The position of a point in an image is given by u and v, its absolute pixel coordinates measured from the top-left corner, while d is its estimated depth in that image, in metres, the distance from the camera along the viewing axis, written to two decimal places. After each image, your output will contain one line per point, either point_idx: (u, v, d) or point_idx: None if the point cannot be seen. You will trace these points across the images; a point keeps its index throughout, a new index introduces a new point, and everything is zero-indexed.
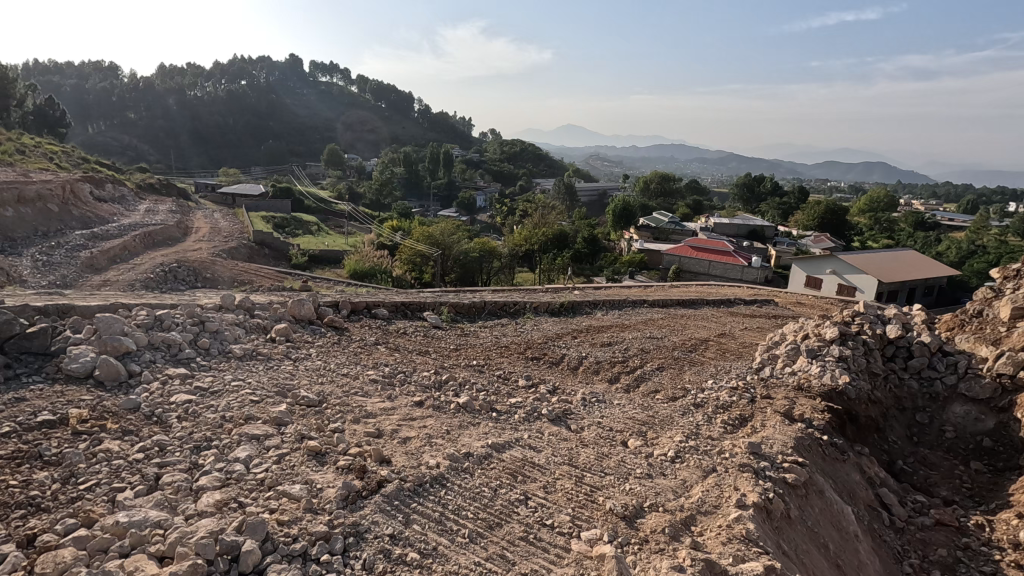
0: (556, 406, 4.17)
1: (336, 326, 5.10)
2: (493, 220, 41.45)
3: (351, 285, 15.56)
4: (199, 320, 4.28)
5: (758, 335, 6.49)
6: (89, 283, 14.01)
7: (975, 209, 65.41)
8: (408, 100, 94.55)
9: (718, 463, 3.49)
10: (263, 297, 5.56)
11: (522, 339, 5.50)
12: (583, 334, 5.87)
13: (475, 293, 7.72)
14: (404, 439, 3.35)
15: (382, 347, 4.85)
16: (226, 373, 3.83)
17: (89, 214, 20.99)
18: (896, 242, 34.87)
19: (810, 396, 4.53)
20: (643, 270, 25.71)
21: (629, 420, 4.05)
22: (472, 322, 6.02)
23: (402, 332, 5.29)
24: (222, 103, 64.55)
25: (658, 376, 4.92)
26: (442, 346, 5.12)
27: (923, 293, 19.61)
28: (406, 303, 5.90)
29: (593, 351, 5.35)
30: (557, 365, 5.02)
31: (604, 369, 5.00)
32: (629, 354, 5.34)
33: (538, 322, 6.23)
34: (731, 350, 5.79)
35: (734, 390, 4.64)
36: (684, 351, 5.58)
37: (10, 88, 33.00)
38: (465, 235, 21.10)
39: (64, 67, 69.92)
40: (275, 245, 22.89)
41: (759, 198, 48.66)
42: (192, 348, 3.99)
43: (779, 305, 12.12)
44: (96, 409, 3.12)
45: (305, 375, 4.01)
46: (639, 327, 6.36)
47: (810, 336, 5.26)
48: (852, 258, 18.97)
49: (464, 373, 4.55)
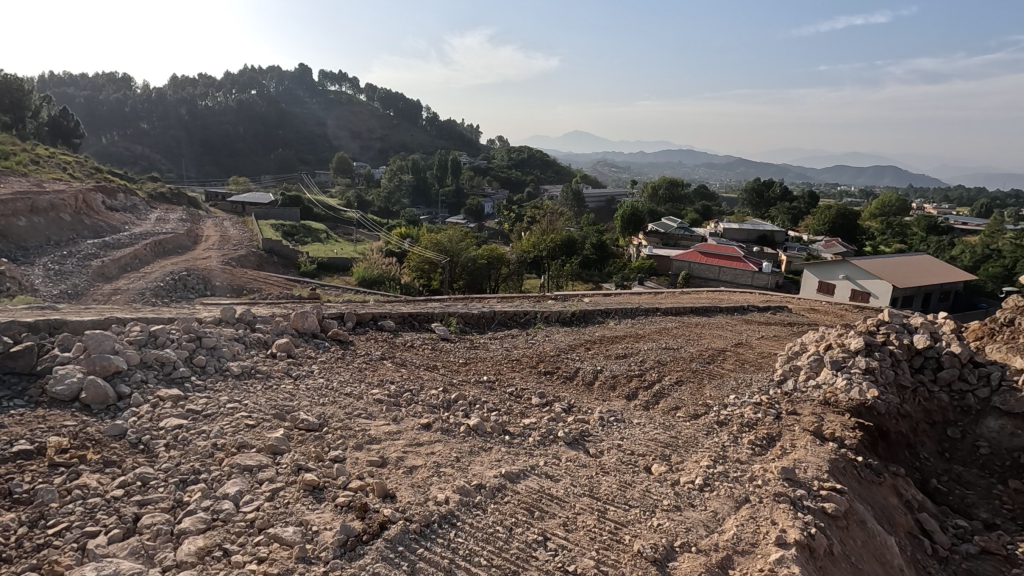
0: (573, 426, 4.03)
1: (341, 339, 5.00)
2: (501, 227, 41.41)
3: (358, 292, 15.49)
4: (195, 335, 4.19)
5: (776, 345, 6.30)
6: (100, 292, 14.11)
7: (988, 213, 64.40)
8: (415, 108, 95.02)
9: (750, 492, 3.33)
10: (264, 309, 5.46)
11: (533, 352, 5.36)
12: (598, 345, 5.73)
13: (483, 301, 7.58)
14: (409, 469, 3.21)
15: (388, 362, 4.73)
16: (222, 394, 3.72)
17: (101, 223, 21.15)
18: (909, 246, 34.38)
19: (837, 411, 4.36)
20: (651, 276, 25.45)
21: (652, 441, 3.90)
22: (480, 333, 5.89)
23: (409, 345, 5.17)
24: (232, 113, 65.11)
25: (677, 391, 4.77)
26: (451, 360, 4.99)
27: (939, 298, 19.27)
28: (412, 313, 5.78)
29: (609, 364, 5.20)
30: (571, 380, 4.87)
31: (621, 384, 4.84)
32: (646, 366, 5.19)
33: (550, 332, 6.10)
34: (751, 361, 5.61)
35: (757, 406, 4.48)
36: (702, 363, 5.41)
37: (25, 100, 33.55)
38: (473, 242, 21.06)
39: (80, 79, 71.17)
40: (284, 252, 22.93)
41: (768, 203, 48.20)
42: (186, 367, 3.89)
43: (792, 312, 11.89)
44: (77, 437, 3.01)
45: (306, 396, 3.88)
46: (653, 337, 6.21)
47: (833, 348, 5.06)
48: (865, 263, 18.69)
49: (473, 391, 4.42)
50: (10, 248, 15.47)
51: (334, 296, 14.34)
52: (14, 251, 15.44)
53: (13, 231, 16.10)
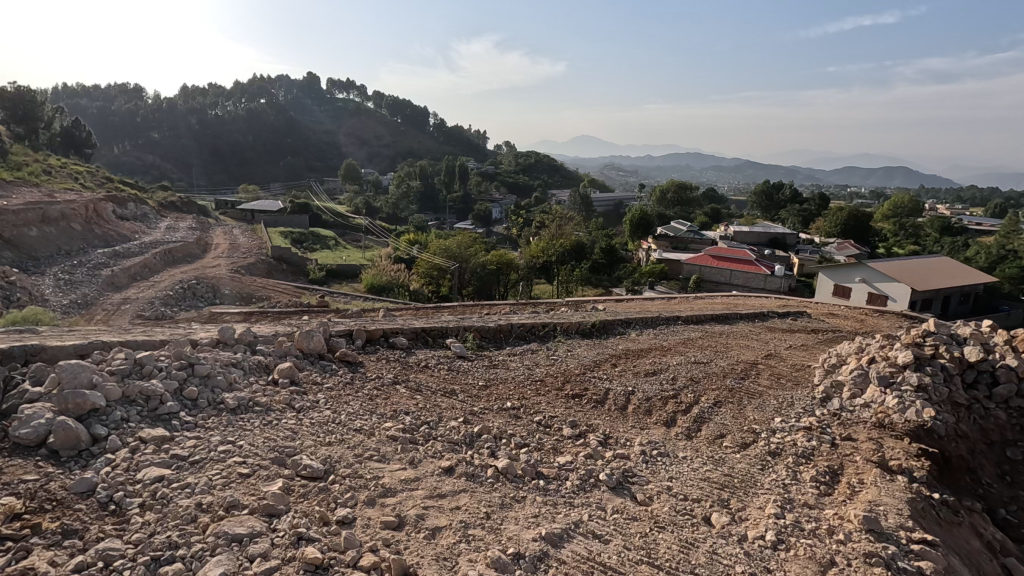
0: (614, 465, 3.69)
1: (349, 360, 4.75)
2: (509, 232, 41.27)
3: (368, 299, 15.37)
4: (186, 362, 3.89)
5: (808, 356, 6.00)
6: (110, 301, 14.01)
7: (1003, 212, 63.50)
8: (422, 114, 95.52)
9: (834, 553, 2.96)
10: (266, 327, 5.23)
11: (557, 370, 5.08)
12: (624, 361, 5.45)
13: (495, 311, 7.35)
14: (432, 533, 2.81)
15: (402, 387, 4.47)
16: (214, 433, 3.40)
17: (112, 233, 21.15)
18: (923, 246, 33.88)
19: (895, 435, 4.08)
20: (662, 280, 25.13)
21: (705, 481, 3.58)
22: (499, 349, 5.63)
23: (423, 365, 4.93)
24: (242, 121, 65.56)
25: (718, 415, 4.48)
26: (469, 383, 4.70)
27: (958, 302, 18.84)
28: (426, 328, 5.53)
29: (640, 384, 4.90)
30: (602, 404, 4.56)
31: (656, 407, 4.55)
32: (680, 386, 4.89)
33: (571, 346, 5.84)
34: (786, 376, 5.31)
35: (807, 434, 4.18)
36: (737, 380, 5.11)
37: (38, 111, 33.87)
38: (481, 247, 20.84)
39: (93, 90, 72.06)
40: (293, 260, 22.87)
41: (778, 206, 47.72)
42: (175, 401, 3.57)
43: (811, 318, 11.56)
44: (35, 498, 2.62)
45: (312, 433, 3.59)
46: (680, 350, 5.92)
47: (879, 364, 4.78)
48: (882, 266, 18.29)
49: (495, 421, 4.12)
50: (21, 258, 15.45)
51: (343, 303, 14.24)
52: (25, 261, 15.44)
53: (24, 241, 16.11)
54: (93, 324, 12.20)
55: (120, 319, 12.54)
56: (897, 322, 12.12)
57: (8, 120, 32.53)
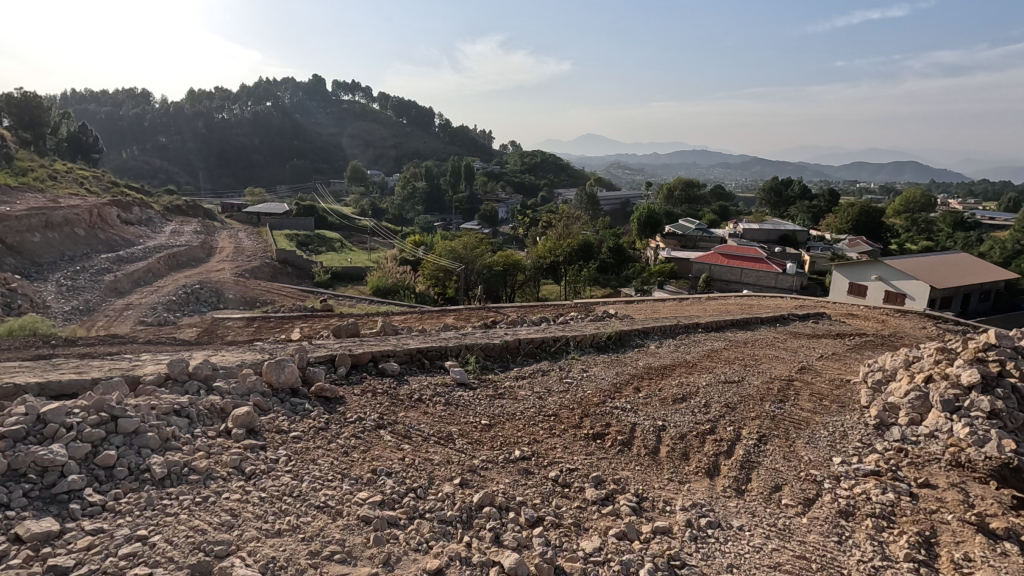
0: (656, 548, 2.82)
1: (328, 396, 4.08)
2: (516, 232, 40.87)
3: (373, 302, 15.04)
4: (107, 416, 3.07)
5: (845, 370, 5.58)
6: (112, 307, 13.72)
7: (1017, 207, 62.47)
8: (428, 115, 95.25)
9: None
10: (234, 355, 4.64)
11: (573, 398, 4.57)
12: (647, 383, 4.98)
13: (500, 323, 6.89)
14: None
15: (387, 432, 3.73)
16: (125, 522, 2.57)
17: (116, 238, 20.91)
18: (936, 242, 33.29)
19: (975, 480, 3.61)
20: (671, 279, 24.53)
21: (776, 567, 2.75)
22: (504, 371, 5.12)
23: (417, 398, 4.28)
24: (248, 124, 65.67)
25: (766, 455, 3.90)
26: (470, 422, 4.03)
27: (978, 299, 18.19)
28: (422, 350, 5.01)
29: (670, 417, 4.32)
30: (630, 448, 3.85)
31: (692, 446, 3.93)
32: (714, 416, 4.37)
33: (587, 364, 5.40)
34: (829, 398, 4.88)
35: (879, 483, 3.59)
36: (777, 406, 4.64)
37: (45, 117, 33.86)
38: (488, 248, 20.38)
39: (102, 96, 72.57)
40: (298, 263, 22.58)
41: (788, 203, 46.89)
42: (81, 474, 2.76)
43: (832, 320, 10.98)
44: None
45: (257, 515, 2.73)
46: (706, 367, 5.50)
47: (942, 386, 4.34)
48: (899, 263, 17.70)
49: (499, 483, 3.30)
50: (23, 265, 15.17)
51: (347, 306, 13.90)
52: (28, 267, 15.23)
53: (26, 248, 15.86)
54: (92, 332, 11.89)
55: (122, 326, 12.19)
56: (922, 323, 11.49)
57: (16, 126, 32.58)
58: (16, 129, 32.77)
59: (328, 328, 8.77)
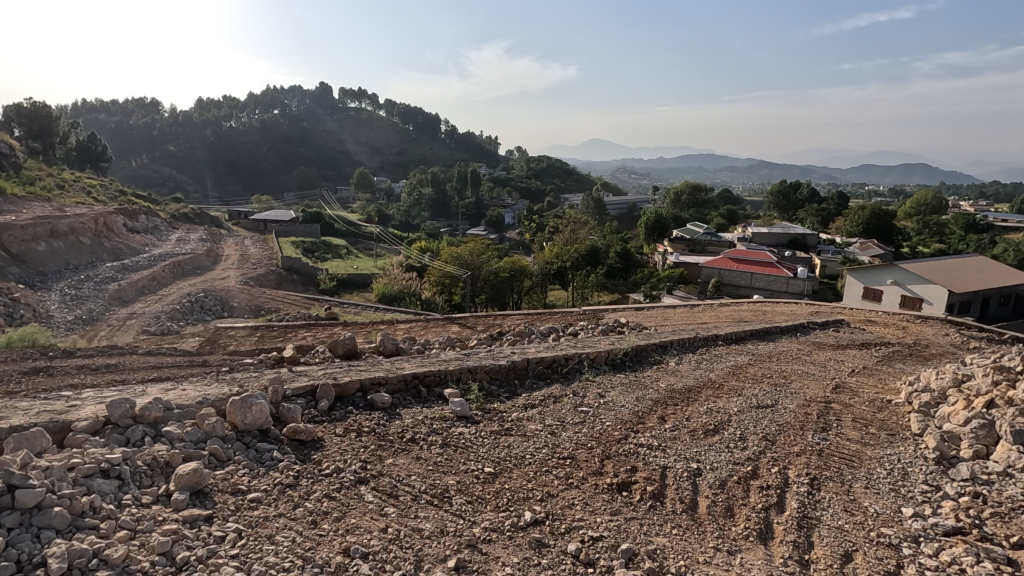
0: None
1: (302, 439, 3.52)
2: (522, 238, 40.69)
3: (379, 310, 14.78)
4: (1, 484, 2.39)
5: (884, 392, 5.22)
6: (116, 316, 13.47)
7: None
8: (434, 121, 95.78)
9: None
10: (197, 390, 4.09)
11: (594, 429, 4.20)
12: (672, 411, 4.61)
13: (505, 339, 6.50)
14: None
15: (368, 492, 3.14)
16: None
17: (121, 246, 20.71)
18: (948, 245, 32.73)
19: None
20: (680, 285, 24.04)
21: None
22: (512, 398, 4.73)
23: (407, 437, 3.80)
24: (256, 133, 66.13)
25: (824, 508, 3.42)
26: (472, 469, 3.54)
27: (999, 304, 17.48)
28: (419, 376, 4.62)
29: (706, 455, 3.92)
30: (663, 504, 3.36)
31: (735, 498, 3.45)
32: (754, 452, 3.97)
33: (603, 388, 5.03)
34: (875, 425, 4.54)
35: (968, 547, 3.00)
36: (822, 437, 4.27)
37: (54, 126, 34.01)
38: (494, 254, 20.02)
39: (113, 106, 73.30)
40: (304, 270, 22.42)
41: (796, 206, 46.34)
42: None
43: (852, 328, 10.53)
44: None
45: None
46: (734, 387, 5.18)
47: (1008, 415, 3.92)
48: (915, 267, 17.23)
49: (507, 562, 2.72)
50: (26, 274, 14.97)
51: (352, 314, 13.68)
52: (32, 276, 15.02)
53: (30, 257, 15.72)
54: (93, 342, 11.60)
55: (124, 336, 11.94)
56: (945, 330, 10.98)
57: (26, 137, 32.77)
58: (25, 139, 32.95)
59: (325, 340, 8.42)
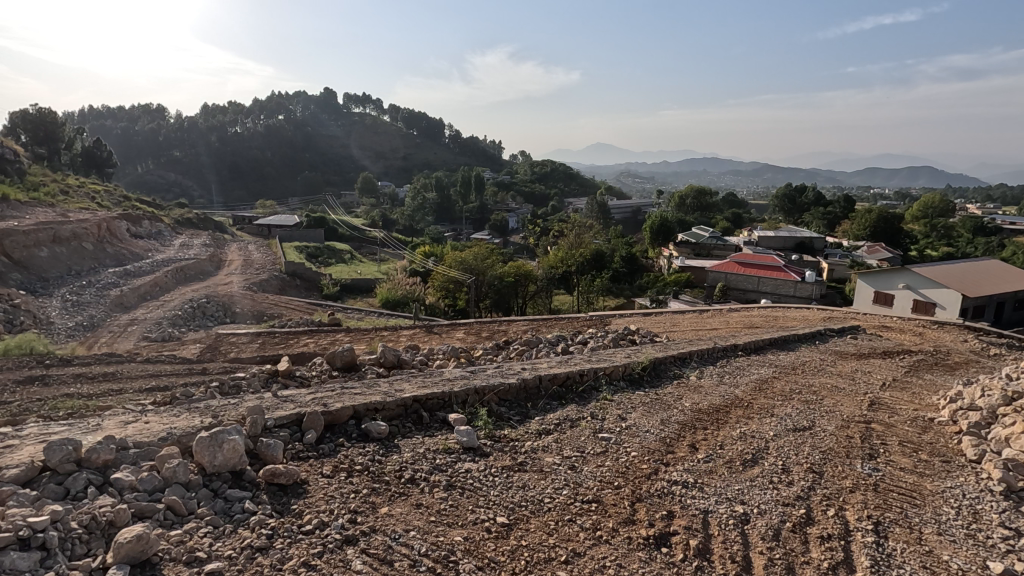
0: None
1: (281, 482, 3.18)
2: (526, 241, 40.45)
3: (381, 314, 14.49)
4: None
5: (923, 409, 4.96)
6: (116, 322, 13.27)
7: None
8: (439, 125, 95.96)
9: None
10: (164, 420, 3.75)
11: (621, 464, 3.88)
12: (703, 437, 4.31)
13: (509, 350, 6.21)
14: None
15: (355, 553, 2.75)
16: None
17: (124, 252, 20.52)
18: (957, 247, 32.32)
19: None
20: (687, 289, 23.68)
21: None
22: (522, 422, 4.44)
23: (404, 477, 3.49)
24: (260, 138, 66.30)
25: (899, 565, 3.04)
26: (484, 521, 3.17)
27: (1014, 308, 16.97)
28: (419, 399, 4.33)
29: (753, 494, 3.59)
30: (712, 564, 2.97)
31: (794, 554, 3.07)
32: (803, 490, 3.66)
33: (623, 409, 4.74)
34: (926, 451, 4.25)
35: None
36: (871, 466, 3.98)
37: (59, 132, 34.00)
38: (499, 258, 19.70)
39: (120, 112, 73.74)
40: (307, 275, 22.23)
41: (802, 209, 45.94)
42: None
43: (869, 334, 10.20)
44: None
45: None
46: (766, 405, 4.92)
47: None
48: (927, 271, 16.85)
49: None
50: (28, 280, 14.81)
51: (355, 319, 13.40)
52: (33, 282, 14.84)
53: (32, 263, 15.59)
54: (92, 349, 11.36)
55: (125, 342, 11.73)
56: (964, 336, 10.63)
57: (31, 142, 32.78)
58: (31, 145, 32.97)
59: (326, 348, 8.12)
